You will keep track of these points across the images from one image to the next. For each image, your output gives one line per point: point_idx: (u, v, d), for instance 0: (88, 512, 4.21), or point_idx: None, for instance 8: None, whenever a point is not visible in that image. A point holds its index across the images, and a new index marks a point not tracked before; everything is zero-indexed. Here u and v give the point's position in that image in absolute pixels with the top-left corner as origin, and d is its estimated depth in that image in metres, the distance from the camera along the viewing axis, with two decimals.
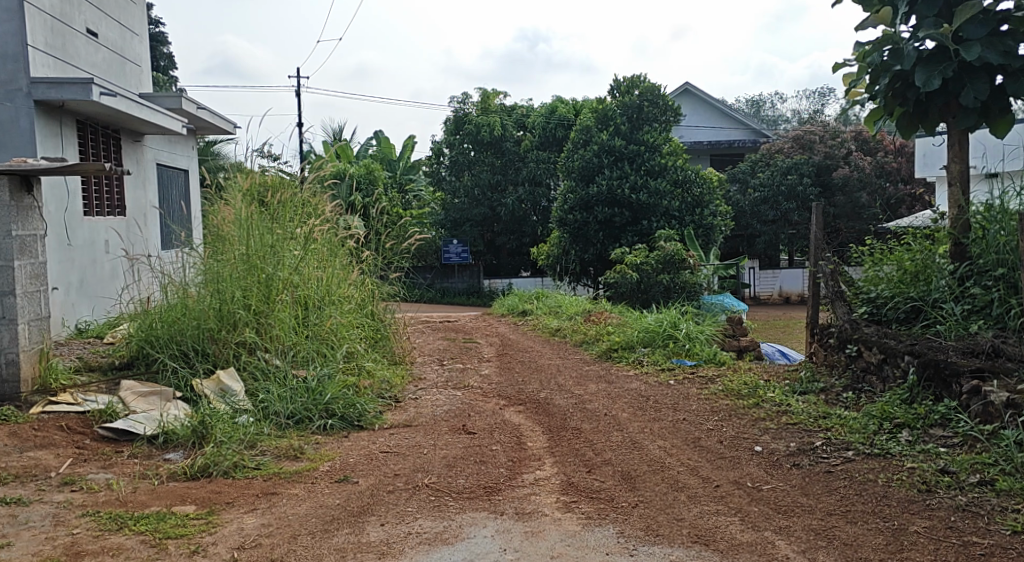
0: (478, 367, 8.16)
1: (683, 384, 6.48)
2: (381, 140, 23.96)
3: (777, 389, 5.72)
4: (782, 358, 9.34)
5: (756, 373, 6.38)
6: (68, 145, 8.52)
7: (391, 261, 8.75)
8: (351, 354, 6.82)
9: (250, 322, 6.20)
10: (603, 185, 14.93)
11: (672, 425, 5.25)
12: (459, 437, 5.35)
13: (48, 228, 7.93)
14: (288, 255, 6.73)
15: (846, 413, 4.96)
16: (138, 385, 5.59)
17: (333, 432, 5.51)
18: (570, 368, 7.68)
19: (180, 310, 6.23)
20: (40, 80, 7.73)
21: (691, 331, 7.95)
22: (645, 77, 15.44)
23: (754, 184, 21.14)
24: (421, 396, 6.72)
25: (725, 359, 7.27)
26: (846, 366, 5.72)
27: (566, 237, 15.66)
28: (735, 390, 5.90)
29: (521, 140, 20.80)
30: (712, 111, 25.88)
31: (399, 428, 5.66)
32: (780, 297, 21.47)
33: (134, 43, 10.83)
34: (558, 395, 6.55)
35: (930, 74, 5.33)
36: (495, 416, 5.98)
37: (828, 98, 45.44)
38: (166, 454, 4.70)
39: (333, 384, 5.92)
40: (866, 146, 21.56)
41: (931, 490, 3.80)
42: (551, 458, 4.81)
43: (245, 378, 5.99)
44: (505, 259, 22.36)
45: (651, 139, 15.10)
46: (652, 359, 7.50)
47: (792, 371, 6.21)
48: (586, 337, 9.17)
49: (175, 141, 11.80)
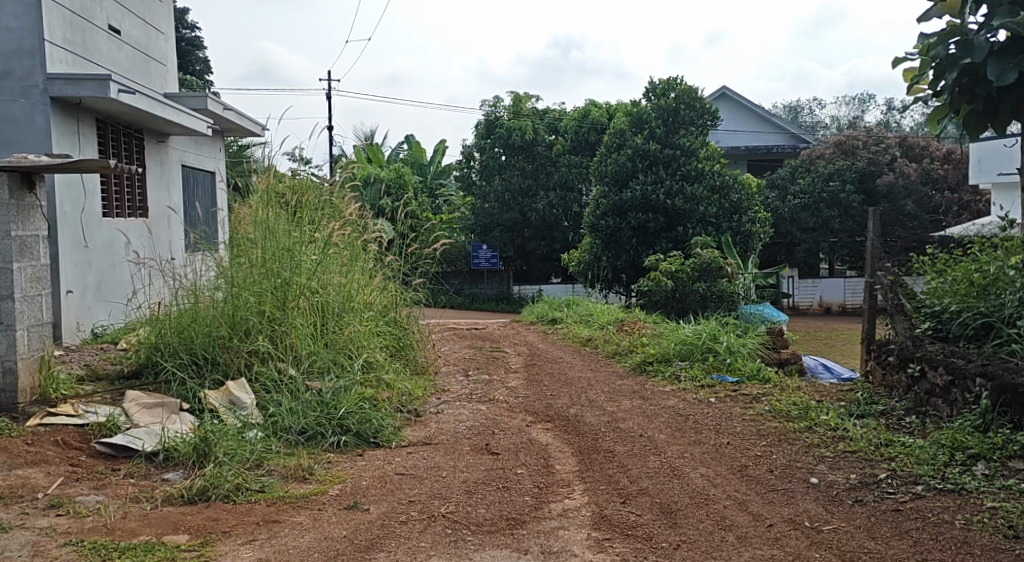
0: (505, 379, 7.72)
1: (725, 402, 6.01)
2: (412, 144, 23.69)
3: (832, 412, 5.24)
4: (826, 371, 8.80)
5: (806, 393, 5.88)
6: (86, 145, 8.26)
7: (416, 267, 8.37)
8: (370, 364, 6.42)
9: (263, 330, 5.85)
10: (638, 189, 14.51)
11: (715, 450, 4.79)
12: (481, 458, 4.94)
13: (63, 229, 7.65)
14: (306, 258, 6.38)
15: (912, 441, 4.50)
16: (144, 396, 5.25)
17: (346, 450, 5.12)
18: (602, 382, 7.21)
19: (190, 318, 5.90)
20: (56, 76, 7.47)
21: (733, 344, 7.49)
22: (682, 78, 15.01)
23: (794, 191, 20.53)
24: (443, 411, 6.32)
25: (770, 376, 6.79)
26: (909, 388, 5.24)
27: (598, 243, 15.21)
28: (784, 412, 5.42)
29: (553, 144, 20.40)
30: (749, 116, 25.29)
31: (419, 447, 5.26)
32: (821, 307, 20.80)
33: (159, 41, 10.60)
34: (589, 411, 6.11)
35: (1004, 66, 4.79)
36: (522, 434, 5.55)
37: (869, 104, 44.65)
38: (164, 474, 4.33)
39: (349, 397, 5.54)
40: (911, 153, 20.89)
41: (1019, 536, 3.32)
42: (582, 485, 4.38)
43: (257, 390, 5.62)
44: (536, 265, 21.94)
45: (688, 143, 14.63)
46: (690, 374, 7.02)
47: (847, 392, 5.72)
48: (620, 348, 8.71)
49: (201, 142, 11.55)
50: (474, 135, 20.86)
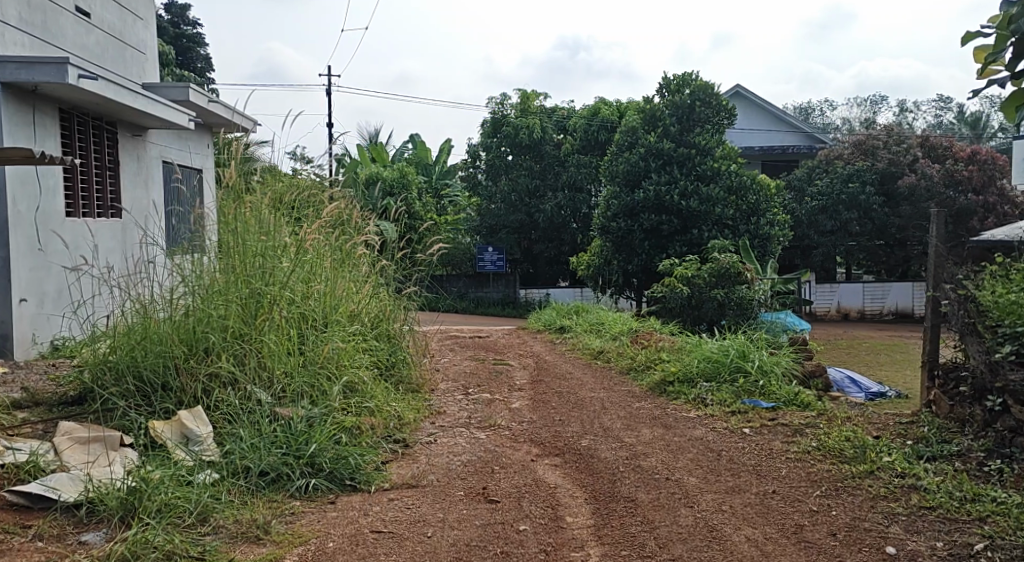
0: (509, 399, 6.87)
1: (761, 434, 5.17)
2: (418, 144, 22.90)
3: (895, 452, 4.40)
4: (853, 386, 8.52)
5: (858, 425, 5.02)
6: (46, 137, 7.47)
7: (410, 272, 7.54)
8: (353, 385, 5.60)
9: (226, 348, 5.04)
10: (650, 190, 13.67)
11: (759, 503, 3.95)
12: (477, 509, 4.10)
13: (16, 229, 6.87)
14: (278, 267, 5.56)
15: (1005, 496, 3.69)
16: (79, 429, 4.46)
17: (316, 496, 4.29)
18: (617, 406, 6.36)
19: (141, 333, 5.08)
20: (8, 59, 6.67)
21: (766, 363, 6.64)
22: (697, 73, 14.15)
23: (812, 192, 19.65)
24: (436, 440, 5.48)
25: (810, 401, 5.94)
26: (986, 425, 4.42)
27: (608, 246, 14.34)
28: (837, 451, 4.56)
29: (561, 143, 19.61)
30: (765, 114, 24.45)
31: (404, 490, 4.43)
32: (839, 314, 19.93)
33: (137, 28, 9.82)
34: (603, 443, 5.28)
35: None
36: (526, 473, 4.71)
37: (880, 106, 43.90)
38: (82, 535, 3.53)
39: (324, 430, 4.72)
40: (933, 154, 19.98)
41: None
42: (599, 549, 3.56)
43: (216, 420, 4.80)
44: (543, 268, 21.09)
45: (703, 141, 13.80)
46: (717, 398, 6.16)
47: (907, 426, 4.88)
48: (635, 364, 7.87)
49: (185, 137, 10.75)
50: (479, 133, 20.01)
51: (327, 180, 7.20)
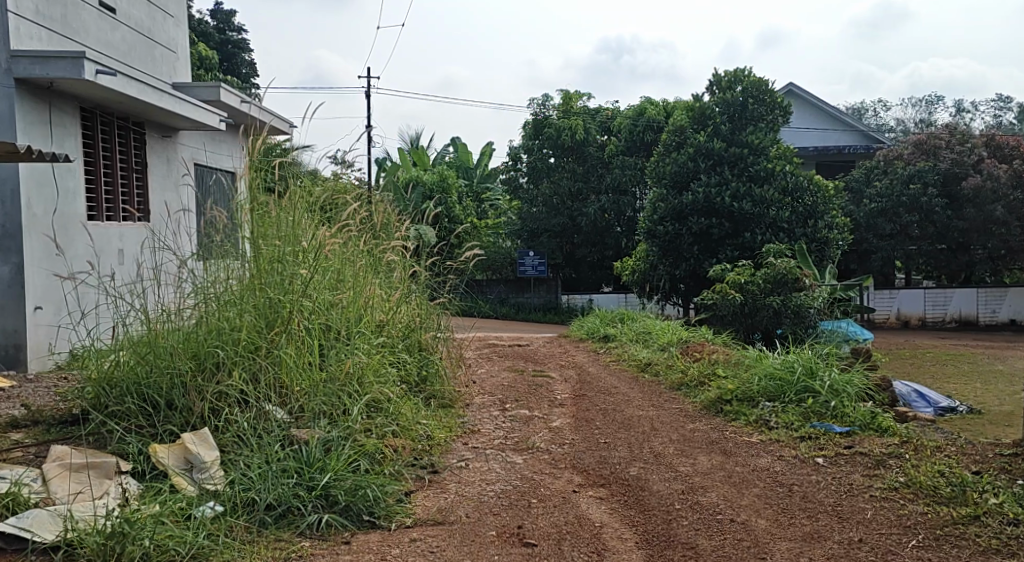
0: (550, 416, 6.32)
1: (838, 465, 4.53)
2: (459, 147, 22.49)
3: (1003, 493, 3.76)
4: (921, 400, 7.82)
5: (952, 458, 4.37)
6: (66, 137, 7.12)
7: (444, 278, 7.02)
8: (377, 403, 5.07)
9: (237, 362, 4.55)
10: (700, 192, 13.01)
11: (844, 555, 3.36)
12: (510, 555, 3.55)
13: (33, 232, 6.54)
14: (297, 274, 5.05)
15: None
16: (72, 453, 4.03)
17: (330, 535, 3.78)
18: (670, 427, 5.76)
19: (146, 346, 4.63)
20: (22, 54, 6.34)
21: (836, 382, 5.97)
22: (750, 69, 13.43)
23: (869, 195, 18.74)
24: (468, 465, 4.93)
25: (889, 425, 5.30)
26: None
27: (655, 251, 13.69)
28: (931, 489, 3.93)
29: (605, 144, 19.04)
30: (818, 113, 23.56)
31: (428, 529, 3.89)
32: (898, 321, 19.00)
33: (167, 25, 9.48)
34: (656, 472, 4.69)
35: None
36: (568, 508, 4.14)
37: (936, 106, 42.43)
38: None
39: (343, 457, 4.20)
40: (999, 153, 18.84)
41: None
42: None
43: (223, 443, 4.32)
44: (586, 273, 20.48)
45: (756, 140, 13.04)
46: (783, 421, 5.53)
47: (1012, 460, 4.23)
48: (686, 379, 7.23)
49: (217, 138, 10.40)
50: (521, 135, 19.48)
51: (363, 183, 6.72)
